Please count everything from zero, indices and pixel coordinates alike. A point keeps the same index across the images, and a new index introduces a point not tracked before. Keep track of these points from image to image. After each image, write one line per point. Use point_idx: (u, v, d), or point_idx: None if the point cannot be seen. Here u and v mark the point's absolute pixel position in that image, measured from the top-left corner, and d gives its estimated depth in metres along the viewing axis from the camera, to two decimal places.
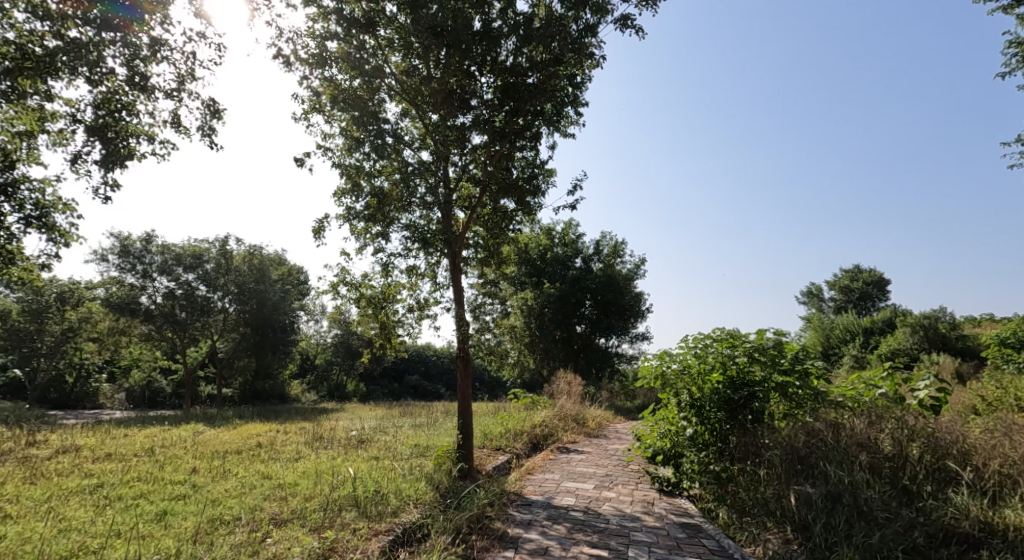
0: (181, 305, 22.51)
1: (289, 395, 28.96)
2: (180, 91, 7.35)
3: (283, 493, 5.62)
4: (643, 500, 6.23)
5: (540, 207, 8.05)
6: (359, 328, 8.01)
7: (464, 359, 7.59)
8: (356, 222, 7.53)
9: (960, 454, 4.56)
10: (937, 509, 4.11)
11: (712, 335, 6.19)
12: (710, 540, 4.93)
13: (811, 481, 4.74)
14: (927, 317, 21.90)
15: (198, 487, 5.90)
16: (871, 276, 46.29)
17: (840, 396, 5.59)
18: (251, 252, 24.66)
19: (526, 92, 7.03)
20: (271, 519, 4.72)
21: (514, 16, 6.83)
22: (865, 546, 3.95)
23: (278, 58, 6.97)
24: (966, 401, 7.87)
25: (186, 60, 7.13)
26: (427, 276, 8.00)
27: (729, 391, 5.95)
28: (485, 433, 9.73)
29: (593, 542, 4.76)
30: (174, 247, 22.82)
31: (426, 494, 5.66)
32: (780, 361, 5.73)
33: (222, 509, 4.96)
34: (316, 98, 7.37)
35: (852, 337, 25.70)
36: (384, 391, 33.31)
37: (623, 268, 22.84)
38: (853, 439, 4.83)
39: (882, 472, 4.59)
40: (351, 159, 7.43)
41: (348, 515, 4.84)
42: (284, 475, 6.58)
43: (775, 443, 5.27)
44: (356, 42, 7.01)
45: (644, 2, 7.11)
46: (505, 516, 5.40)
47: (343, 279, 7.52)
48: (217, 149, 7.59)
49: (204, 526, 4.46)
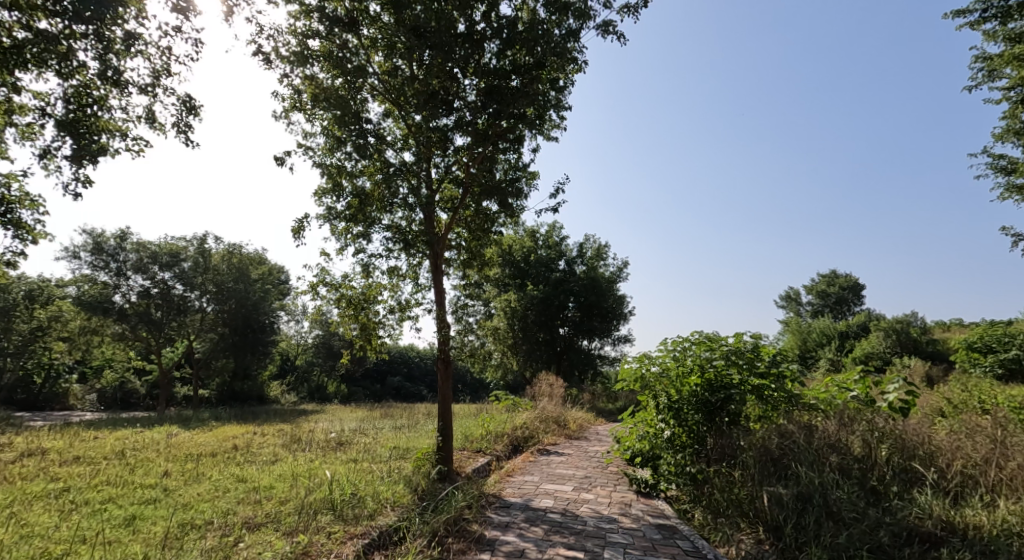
0: (156, 304, 22.22)
1: (268, 397, 28.53)
2: (156, 87, 7.22)
3: (258, 496, 5.54)
4: (621, 502, 6.27)
5: (523, 210, 8.02)
6: (339, 329, 7.93)
7: (445, 361, 7.55)
8: (336, 222, 7.45)
9: (926, 455, 4.71)
10: (903, 509, 4.21)
11: (690, 338, 6.31)
12: (685, 540, 4.99)
13: (783, 482, 4.82)
14: (900, 321, 22.48)
15: (169, 491, 5.78)
16: (847, 280, 47.50)
17: (813, 400, 5.76)
18: (230, 251, 24.28)
19: (508, 95, 6.88)
20: (245, 523, 4.65)
21: (497, 18, 6.93)
22: (832, 546, 4.06)
23: (257, 55, 6.87)
24: (934, 404, 8.12)
25: (162, 55, 7.03)
26: (408, 277, 7.96)
27: (707, 393, 6.03)
28: (466, 436, 9.67)
29: (569, 544, 4.79)
30: (149, 245, 22.34)
31: (404, 497, 5.63)
32: (756, 364, 5.89)
33: (194, 513, 4.87)
34: (297, 96, 7.29)
35: (828, 341, 26.24)
36: (366, 392, 33.03)
37: (606, 271, 22.98)
38: (824, 440, 4.94)
39: (851, 472, 4.69)
40: (332, 159, 7.36)
41: (324, 519, 4.79)
42: (259, 478, 6.48)
43: (749, 445, 5.33)
44: (339, 41, 6.95)
45: (625, 8, 7.19)
46: (483, 518, 5.40)
47: (322, 279, 7.42)
48: (193, 145, 7.48)
49: (174, 531, 4.38)
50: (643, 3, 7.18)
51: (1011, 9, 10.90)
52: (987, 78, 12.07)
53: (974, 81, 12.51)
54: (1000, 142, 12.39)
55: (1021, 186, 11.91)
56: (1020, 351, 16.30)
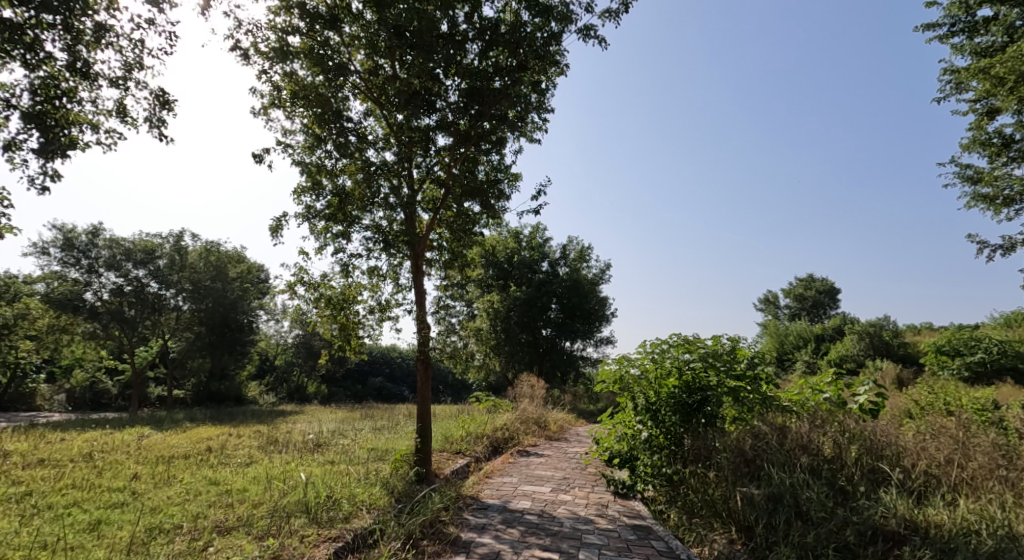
0: (130, 302, 21.69)
1: (246, 397, 28.06)
2: (127, 80, 7.08)
3: (230, 499, 5.44)
4: (598, 503, 6.31)
5: (505, 211, 8.02)
6: (317, 329, 7.83)
7: (424, 362, 7.50)
8: (315, 221, 7.36)
9: (892, 456, 4.83)
10: (869, 509, 4.31)
11: (669, 340, 6.37)
12: (660, 540, 5.06)
13: (756, 482, 4.89)
14: (872, 325, 23.04)
15: (138, 494, 5.65)
16: (823, 285, 48.62)
17: (787, 402, 5.89)
18: (207, 249, 23.85)
19: (490, 97, 6.89)
20: (215, 526, 4.56)
21: (480, 20, 6.93)
22: (801, 545, 4.15)
23: (235, 50, 6.77)
24: (903, 405, 8.35)
25: (134, 47, 6.94)
26: (389, 277, 7.91)
27: (684, 395, 6.11)
28: (445, 437, 9.61)
29: (545, 545, 4.81)
30: (123, 241, 21.82)
31: (380, 499, 5.59)
32: (732, 366, 6.00)
33: (162, 517, 4.77)
34: (276, 93, 7.19)
35: (805, 343, 26.78)
36: (347, 392, 32.66)
37: (588, 273, 23.15)
38: (796, 441, 5.03)
39: (821, 473, 4.79)
40: (312, 158, 7.27)
41: (297, 522, 4.73)
42: (233, 480, 6.36)
43: (724, 446, 5.36)
44: (320, 37, 6.87)
45: (607, 13, 7.26)
46: (459, 521, 5.39)
47: (300, 279, 7.32)
48: (167, 140, 7.37)
49: (142, 535, 4.29)
50: (624, 8, 7.26)
51: (977, 24, 11.29)
52: (955, 90, 12.45)
53: (943, 92, 12.89)
54: (967, 152, 12.78)
55: (986, 195, 12.31)
56: (985, 354, 16.93)
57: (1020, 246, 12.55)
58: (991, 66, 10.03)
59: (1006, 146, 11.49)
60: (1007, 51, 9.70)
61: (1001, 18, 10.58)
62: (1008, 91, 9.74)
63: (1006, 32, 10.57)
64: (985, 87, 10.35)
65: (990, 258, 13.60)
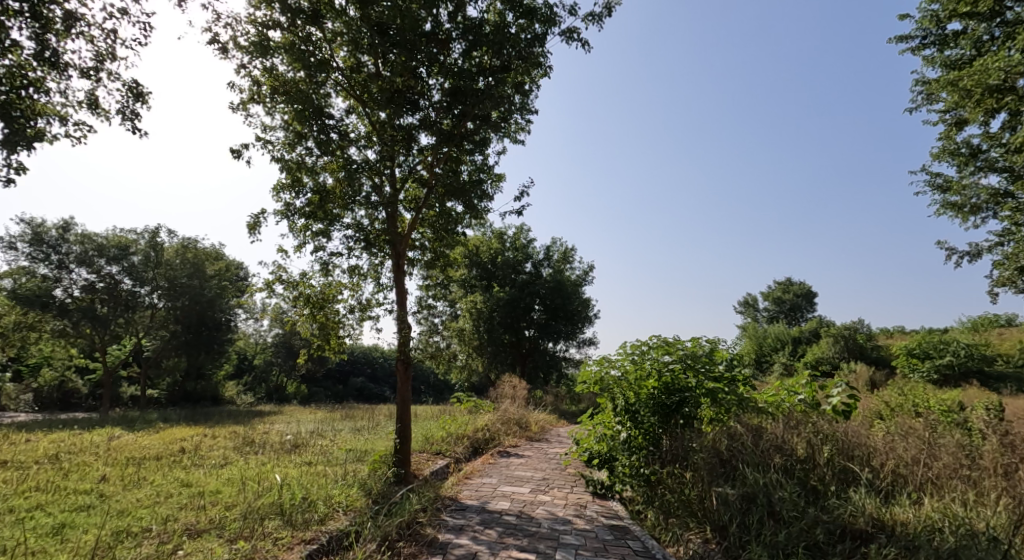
0: (102, 300, 21.20)
1: (223, 397, 27.59)
2: (99, 71, 6.92)
3: (202, 501, 5.33)
4: (577, 503, 6.35)
5: (487, 212, 8.00)
6: (296, 328, 7.73)
7: (404, 362, 7.43)
8: (295, 219, 7.26)
9: (863, 456, 4.94)
10: (839, 508, 4.41)
11: (649, 342, 6.41)
12: (636, 541, 5.10)
13: (730, 482, 4.96)
14: (847, 328, 23.56)
15: (106, 497, 5.50)
16: (801, 288, 49.65)
17: (763, 404, 6.02)
18: (184, 245, 23.42)
19: (473, 97, 6.88)
20: (185, 529, 4.47)
21: (464, 20, 6.93)
22: (773, 544, 4.23)
23: (213, 44, 6.65)
24: (874, 407, 8.56)
25: (105, 37, 6.79)
26: (370, 277, 7.84)
27: (663, 396, 6.17)
28: (426, 437, 9.57)
29: (522, 546, 4.81)
30: (95, 237, 21.30)
31: (356, 501, 5.52)
32: (711, 368, 6.08)
33: (130, 520, 4.65)
34: (256, 88, 7.08)
35: (782, 346, 27.30)
36: (327, 392, 32.27)
37: (571, 274, 23.26)
38: (771, 441, 5.12)
39: (794, 473, 4.89)
40: (293, 155, 7.17)
41: (271, 525, 4.65)
42: (205, 482, 6.23)
43: (701, 447, 5.43)
44: (301, 33, 6.78)
45: (590, 16, 7.31)
46: (437, 522, 5.35)
47: (278, 277, 7.20)
48: (139, 133, 7.22)
49: (108, 539, 4.18)
50: (607, 13, 7.32)
51: (947, 37, 11.64)
52: (925, 101, 12.79)
53: (913, 103, 13.23)
54: (936, 161, 13.14)
55: (955, 203, 12.66)
56: (953, 357, 17.51)
57: (986, 253, 12.93)
58: (959, 79, 10.31)
59: (974, 156, 11.85)
60: (975, 64, 10.00)
61: (969, 32, 10.90)
62: (975, 103, 10.04)
63: (974, 45, 10.88)
64: (953, 99, 10.64)
65: (958, 264, 14.02)
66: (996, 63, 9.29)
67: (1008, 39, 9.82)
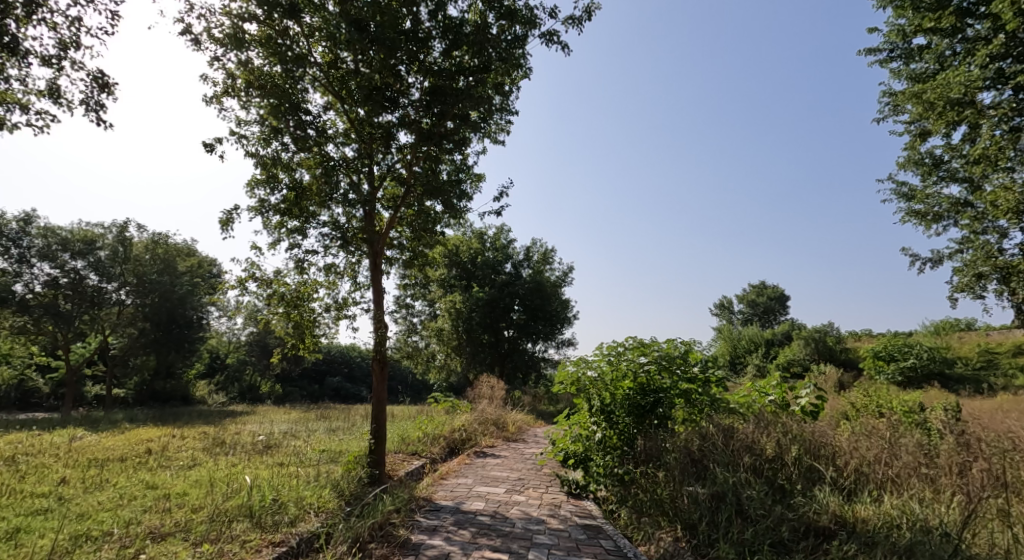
0: (65, 296, 20.44)
1: (193, 397, 26.96)
2: (62, 59, 6.70)
3: (168, 504, 5.19)
4: (551, 503, 6.38)
5: (466, 212, 7.98)
6: (269, 327, 7.60)
7: (381, 362, 7.33)
8: (269, 215, 7.14)
9: (829, 455, 5.09)
10: (804, 506, 4.53)
11: (625, 343, 6.49)
12: (608, 540, 5.13)
13: (701, 481, 5.05)
14: (818, 331, 24.18)
15: (65, 500, 5.32)
16: (774, 292, 50.84)
17: (734, 404, 6.17)
18: (154, 241, 22.88)
19: (452, 96, 6.86)
20: (149, 533, 4.35)
21: (444, 19, 6.88)
22: (739, 541, 4.32)
23: (185, 35, 6.50)
24: (841, 407, 8.82)
25: (70, 25, 6.59)
26: (346, 276, 7.76)
27: (638, 397, 6.25)
28: (402, 437, 9.51)
29: (495, 546, 4.82)
30: (59, 231, 20.62)
31: (328, 502, 5.45)
32: (685, 369, 6.18)
33: (90, 524, 4.51)
34: (230, 81, 6.93)
35: (755, 348, 27.88)
36: (302, 392, 31.75)
37: (551, 275, 23.37)
38: (740, 442, 5.23)
39: (762, 472, 5.00)
40: (268, 150, 7.05)
41: (239, 527, 4.57)
42: (172, 484, 6.08)
43: (674, 447, 5.51)
44: (278, 26, 6.66)
45: (570, 20, 7.36)
46: (410, 523, 5.32)
47: (252, 275, 7.07)
48: (105, 125, 7.01)
49: (66, 544, 4.05)
50: (587, 16, 7.38)
51: (913, 51, 12.04)
52: (892, 112, 13.20)
53: (881, 114, 13.65)
54: (902, 170, 13.57)
55: (919, 212, 13.08)
56: (916, 360, 18.14)
57: (947, 260, 13.41)
58: (923, 92, 10.69)
59: (936, 166, 12.30)
60: (938, 78, 10.37)
61: (933, 46, 11.27)
62: (937, 116, 10.43)
63: (937, 60, 11.29)
64: (918, 110, 11.02)
65: (922, 270, 14.50)
66: (957, 77, 9.66)
67: (969, 55, 10.23)
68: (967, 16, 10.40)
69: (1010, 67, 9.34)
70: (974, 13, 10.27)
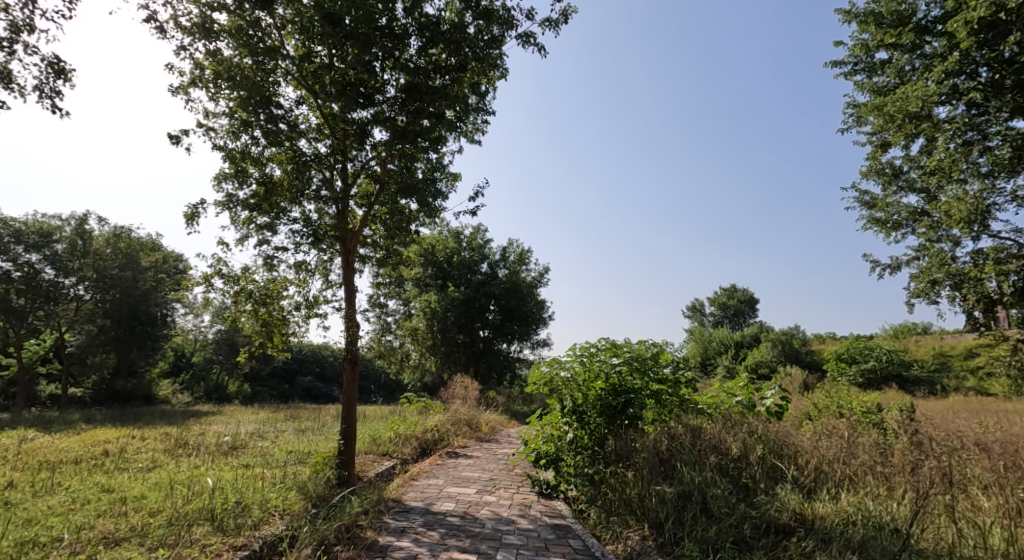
0: (18, 290, 19.34)
1: (156, 397, 26.10)
2: (14, 42, 6.39)
3: (123, 508, 5.01)
4: (521, 503, 6.40)
5: (440, 211, 7.94)
6: (236, 325, 7.42)
7: (352, 361, 7.20)
8: (237, 210, 6.97)
9: (791, 455, 5.25)
10: (766, 503, 4.66)
11: (598, 344, 6.55)
12: (576, 540, 5.16)
13: (668, 480, 5.12)
14: (785, 333, 24.85)
15: (11, 505, 5.06)
16: (744, 295, 52.09)
17: (703, 405, 6.31)
18: (116, 234, 22.33)
19: (427, 94, 6.82)
20: (102, 538, 4.20)
21: (421, 16, 6.79)
22: (703, 538, 4.41)
23: (150, 22, 6.29)
24: (804, 408, 9.08)
25: (23, 7, 6.29)
26: (317, 273, 7.63)
27: (610, 398, 6.31)
28: (373, 438, 9.41)
29: (464, 547, 4.81)
30: (13, 222, 19.57)
31: (294, 504, 5.35)
32: (656, 370, 6.28)
33: (37, 530, 4.32)
34: (198, 72, 6.75)
35: (725, 349, 28.49)
36: (271, 392, 31.08)
37: (526, 275, 23.44)
38: (707, 442, 5.34)
39: (727, 471, 5.11)
40: (237, 144, 6.87)
41: (199, 530, 4.45)
42: (129, 487, 5.86)
43: (643, 446, 5.59)
44: (249, 17, 6.49)
45: (547, 22, 7.40)
46: (378, 525, 5.26)
47: (218, 271, 6.89)
48: (61, 113, 6.72)
49: (11, 550, 3.87)
50: (563, 19, 7.43)
51: (875, 65, 12.47)
52: (856, 123, 13.64)
53: (845, 124, 14.10)
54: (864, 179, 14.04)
55: (879, 220, 13.55)
56: (876, 362, 18.83)
57: (905, 267, 13.94)
58: (885, 104, 11.10)
59: (896, 176, 12.78)
60: (898, 91, 10.79)
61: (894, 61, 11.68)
62: (897, 128, 10.88)
63: (897, 74, 11.70)
64: (879, 122, 11.48)
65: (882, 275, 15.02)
66: (916, 91, 10.06)
67: (927, 70, 10.66)
68: (925, 33, 10.88)
69: (964, 83, 9.72)
70: (932, 31, 10.73)
